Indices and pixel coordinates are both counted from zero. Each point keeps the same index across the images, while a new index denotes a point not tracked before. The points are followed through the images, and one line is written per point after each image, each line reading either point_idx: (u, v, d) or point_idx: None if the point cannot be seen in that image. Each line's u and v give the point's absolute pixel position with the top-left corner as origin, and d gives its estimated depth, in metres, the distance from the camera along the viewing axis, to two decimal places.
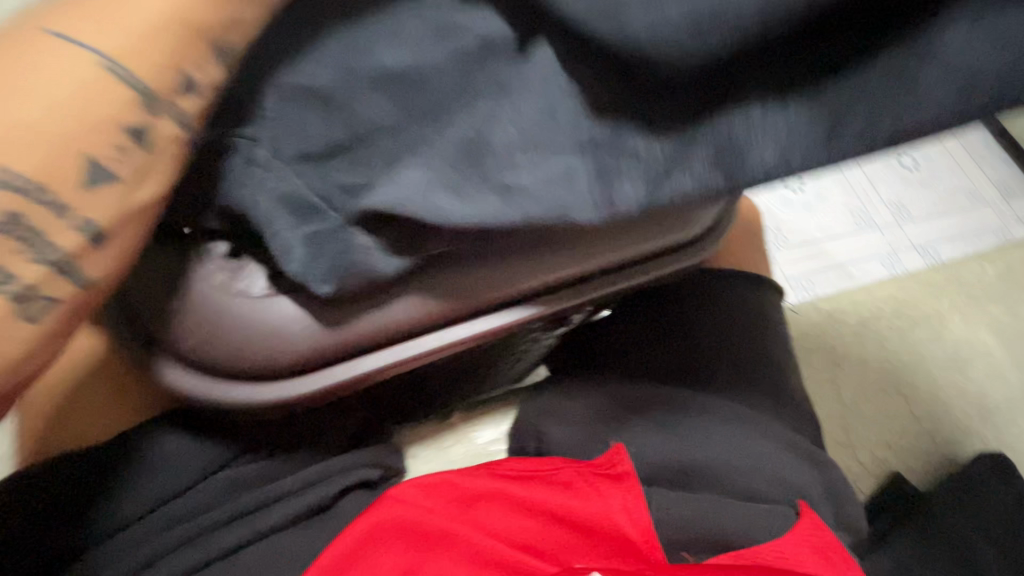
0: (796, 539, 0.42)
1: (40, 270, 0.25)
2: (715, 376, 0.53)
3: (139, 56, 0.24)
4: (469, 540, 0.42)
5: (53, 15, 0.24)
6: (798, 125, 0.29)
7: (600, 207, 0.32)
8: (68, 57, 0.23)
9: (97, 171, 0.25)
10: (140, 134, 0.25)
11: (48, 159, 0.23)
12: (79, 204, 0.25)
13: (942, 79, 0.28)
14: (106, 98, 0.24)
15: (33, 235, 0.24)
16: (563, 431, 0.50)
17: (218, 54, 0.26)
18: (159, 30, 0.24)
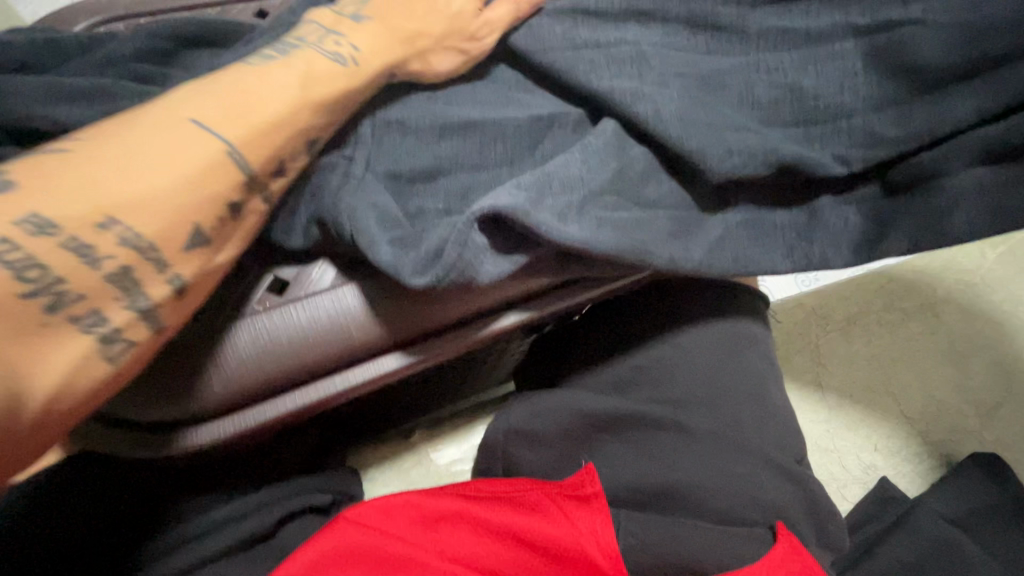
0: (771, 562, 0.40)
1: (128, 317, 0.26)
2: (687, 387, 0.48)
3: (258, 145, 0.30)
4: (428, 565, 0.40)
5: (187, 106, 0.29)
6: (769, 228, 0.40)
7: (686, 244, 0.38)
8: (203, 141, 0.28)
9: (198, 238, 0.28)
10: (237, 208, 0.30)
11: (171, 220, 0.27)
12: (176, 263, 0.27)
13: (838, 228, 0.41)
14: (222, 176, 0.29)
15: (133, 285, 0.26)
16: (532, 454, 0.48)
17: (310, 147, 0.33)
18: (281, 128, 0.31)
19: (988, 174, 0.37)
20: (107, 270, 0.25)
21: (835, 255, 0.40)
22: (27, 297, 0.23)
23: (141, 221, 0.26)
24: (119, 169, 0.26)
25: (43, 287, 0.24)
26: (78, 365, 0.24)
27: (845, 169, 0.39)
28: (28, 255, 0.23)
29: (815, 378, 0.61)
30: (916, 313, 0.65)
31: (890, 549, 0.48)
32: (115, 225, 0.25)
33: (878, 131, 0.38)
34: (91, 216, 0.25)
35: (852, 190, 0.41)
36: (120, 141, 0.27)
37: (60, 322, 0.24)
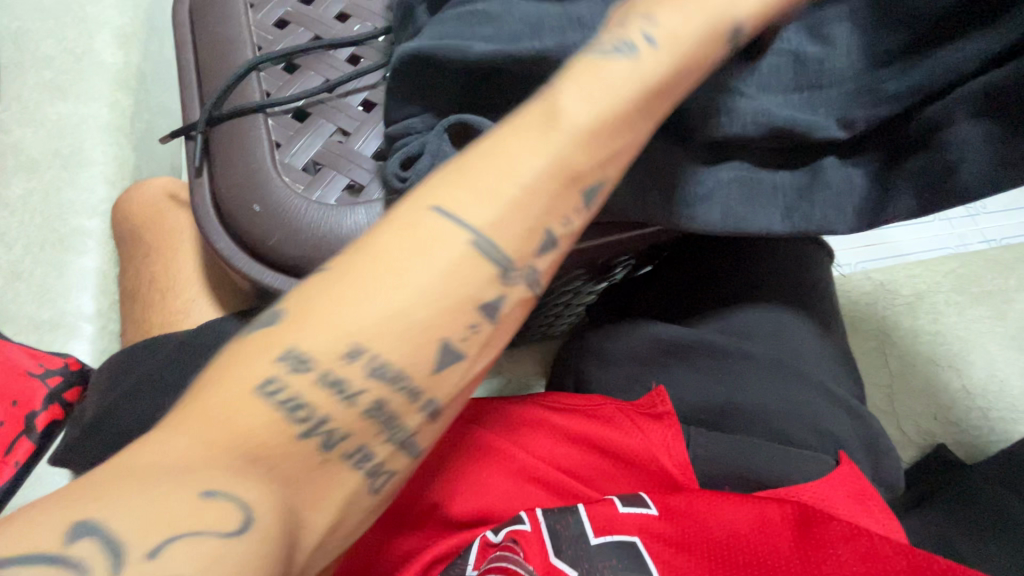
0: (835, 481, 0.42)
1: (391, 450, 0.24)
2: (755, 320, 0.52)
3: (412, 331, 0.24)
4: (514, 456, 0.44)
5: (358, 296, 0.23)
6: (824, 189, 0.40)
7: (780, 190, 0.41)
8: (381, 289, 0.24)
9: (551, 240, 0.27)
10: (465, 342, 0.25)
11: (516, 213, 0.26)
12: (434, 390, 0.25)
13: (842, 189, 0.40)
14: (580, 76, 0.29)
15: (396, 424, 0.24)
16: (607, 372, 0.52)
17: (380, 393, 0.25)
18: (461, 257, 0.25)
19: (972, 133, 0.35)
20: (361, 408, 0.23)
21: (837, 218, 0.41)
22: (302, 437, 0.22)
23: (506, 243, 0.26)
24: (357, 300, 0.23)
25: (312, 427, 0.23)
26: (345, 506, 0.23)
27: (846, 132, 0.39)
28: (288, 395, 0.22)
29: (879, 345, 0.66)
30: (970, 295, 0.68)
31: (945, 505, 0.51)
32: (361, 354, 0.23)
33: (879, 89, 0.37)
34: (340, 347, 0.23)
35: (851, 159, 0.41)
36: (371, 272, 0.24)
37: (332, 459, 0.23)
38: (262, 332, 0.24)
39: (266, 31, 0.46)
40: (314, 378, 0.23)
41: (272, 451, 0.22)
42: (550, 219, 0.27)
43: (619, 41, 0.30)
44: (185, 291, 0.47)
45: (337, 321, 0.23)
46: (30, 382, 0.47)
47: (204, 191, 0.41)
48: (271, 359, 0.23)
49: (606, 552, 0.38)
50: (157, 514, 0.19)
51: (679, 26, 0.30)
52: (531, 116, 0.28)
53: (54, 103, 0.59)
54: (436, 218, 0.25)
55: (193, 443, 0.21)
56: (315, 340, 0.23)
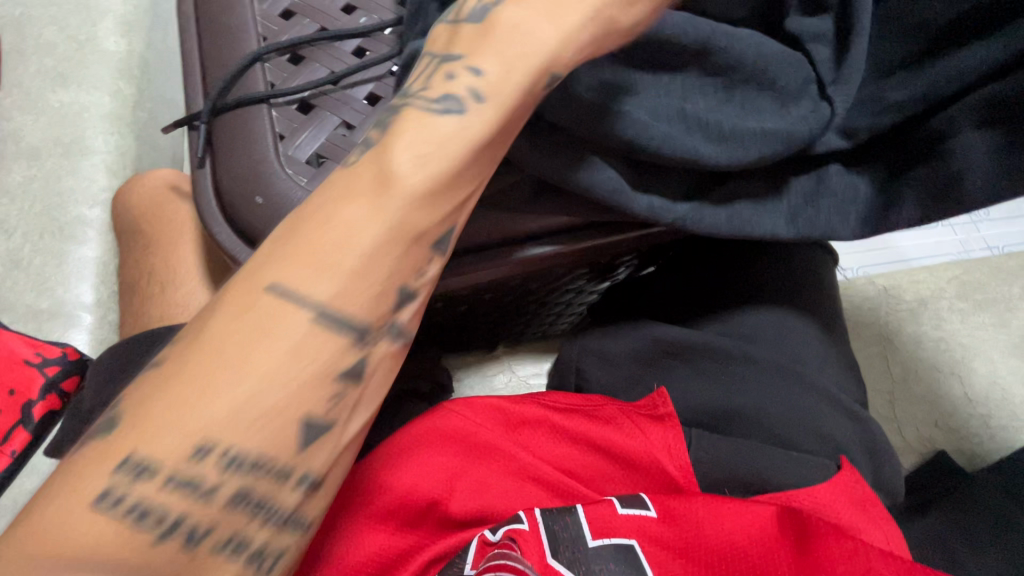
0: (838, 488, 0.42)
1: (273, 532, 0.24)
2: (756, 323, 0.51)
3: (255, 425, 0.23)
4: (514, 456, 0.44)
5: (193, 404, 0.23)
6: (829, 195, 0.40)
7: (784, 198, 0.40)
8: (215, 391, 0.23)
9: (406, 295, 0.27)
10: (340, 392, 0.25)
11: (354, 286, 0.26)
12: (301, 466, 0.24)
13: (847, 196, 0.40)
14: (416, 123, 0.29)
15: (265, 504, 0.24)
16: (607, 372, 0.52)
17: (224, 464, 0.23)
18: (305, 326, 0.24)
19: (979, 140, 0.35)
20: (221, 501, 0.23)
21: (841, 224, 0.40)
22: (160, 539, 0.22)
23: (350, 313, 0.25)
24: (184, 407, 0.23)
25: (165, 529, 0.22)
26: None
27: (848, 141, 0.38)
28: (129, 504, 0.22)
29: (881, 350, 0.65)
30: (971, 301, 0.68)
31: (946, 512, 0.51)
32: (213, 450, 0.23)
33: (883, 98, 0.37)
34: (186, 449, 0.22)
35: (854, 165, 0.40)
36: (182, 381, 0.23)
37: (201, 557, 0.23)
38: (95, 446, 0.23)
39: (271, 21, 0.45)
40: (159, 483, 0.22)
41: (139, 550, 0.22)
42: (401, 277, 0.27)
43: (444, 87, 0.30)
44: (184, 284, 0.46)
45: (174, 425, 0.23)
46: (30, 370, 0.47)
47: (206, 181, 0.41)
48: (109, 472, 0.22)
49: (604, 555, 0.37)
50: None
51: (500, 60, 0.30)
52: (362, 182, 0.28)
53: (57, 91, 0.59)
54: (269, 300, 0.24)
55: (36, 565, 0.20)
56: (155, 446, 0.22)
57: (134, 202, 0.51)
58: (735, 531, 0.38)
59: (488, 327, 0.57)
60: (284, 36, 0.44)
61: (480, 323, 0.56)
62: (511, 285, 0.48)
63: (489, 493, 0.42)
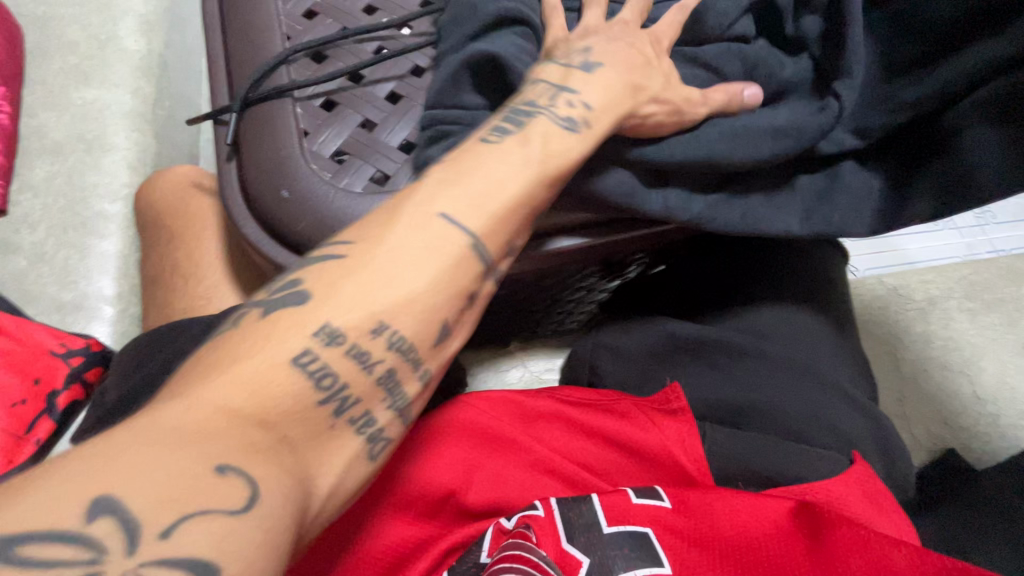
0: (849, 480, 0.42)
1: (391, 416, 0.28)
2: (767, 321, 0.52)
3: (418, 319, 0.28)
4: (529, 447, 0.45)
5: (377, 290, 0.27)
6: (842, 191, 0.41)
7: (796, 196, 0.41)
8: (398, 281, 0.28)
9: (515, 249, 0.33)
10: (469, 303, 0.30)
11: (496, 225, 0.31)
12: (429, 360, 0.29)
13: (860, 193, 0.41)
14: (543, 125, 0.34)
15: (396, 386, 0.28)
16: (619, 366, 0.53)
17: (391, 341, 0.27)
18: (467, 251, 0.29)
19: (993, 132, 0.35)
20: (376, 376, 0.27)
21: (855, 220, 0.41)
22: (321, 403, 0.25)
23: (492, 244, 0.30)
24: (373, 289, 0.27)
25: (332, 394, 0.26)
26: (343, 475, 0.26)
27: (861, 140, 0.40)
28: (318, 368, 0.25)
29: (891, 349, 0.66)
30: (980, 300, 0.68)
31: (957, 508, 0.51)
32: (384, 330, 0.27)
33: (895, 96, 0.38)
34: (368, 321, 0.27)
35: (868, 164, 0.41)
36: (371, 268, 0.28)
37: (342, 427, 0.26)
38: (288, 309, 0.26)
39: (295, 20, 0.46)
40: (343, 351, 0.26)
41: (298, 415, 0.25)
42: (519, 224, 0.32)
43: (562, 105, 0.35)
44: (207, 278, 0.47)
45: (360, 300, 0.27)
46: (54, 361, 0.47)
47: (234, 176, 0.42)
48: (307, 334, 0.26)
49: (619, 542, 0.38)
50: (165, 484, 0.20)
51: (605, 88, 0.37)
52: (511, 140, 0.33)
53: (80, 88, 0.60)
54: (444, 220, 0.29)
55: (211, 412, 0.23)
56: (342, 316, 0.26)
57: (158, 196, 0.52)
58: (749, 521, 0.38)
59: (501, 324, 0.58)
60: (308, 36, 0.45)
61: (494, 320, 0.57)
62: (526, 281, 0.49)
63: (506, 484, 0.43)
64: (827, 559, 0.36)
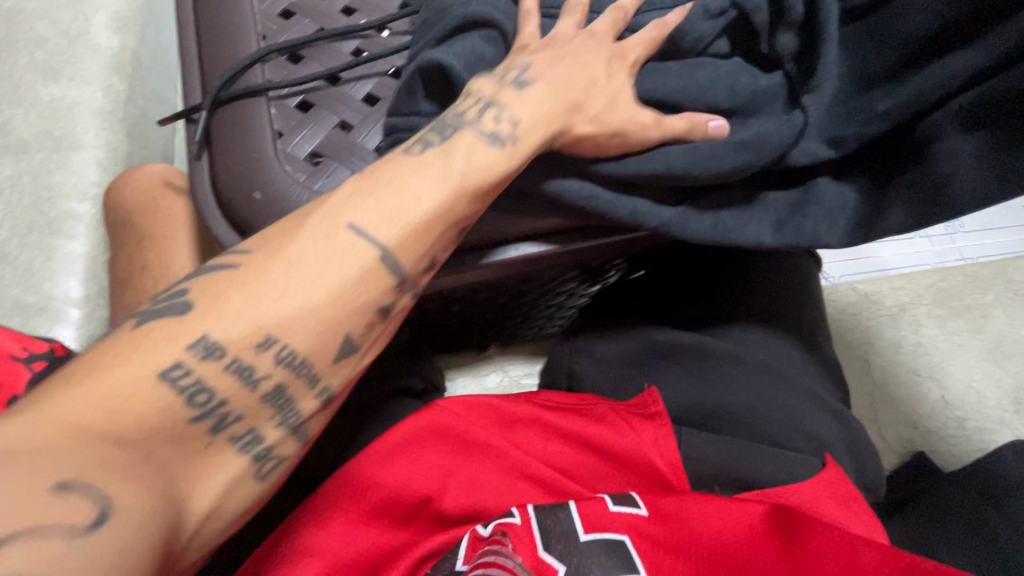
0: (821, 484, 0.43)
1: (281, 433, 0.29)
2: (744, 328, 0.52)
3: (313, 334, 0.29)
4: (506, 453, 0.44)
5: (266, 307, 0.28)
6: (814, 204, 0.41)
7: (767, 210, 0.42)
8: (287, 297, 0.29)
9: (432, 264, 0.34)
10: (374, 318, 0.31)
11: (409, 239, 0.32)
12: (328, 377, 0.30)
13: (834, 206, 0.41)
14: (467, 141, 0.35)
15: (287, 404, 0.29)
16: (598, 371, 0.53)
17: (279, 357, 0.29)
18: (369, 268, 0.31)
19: (966, 143, 0.36)
20: (264, 391, 0.29)
21: (829, 231, 0.41)
22: (196, 419, 0.27)
23: (402, 262, 0.32)
24: (265, 304, 0.28)
25: (209, 410, 0.27)
26: (229, 486, 0.27)
27: (836, 151, 0.40)
28: (194, 381, 0.27)
29: (863, 354, 0.67)
30: (947, 306, 0.70)
31: (925, 509, 0.52)
32: (272, 344, 0.28)
33: (868, 109, 0.38)
34: (251, 337, 0.28)
35: (841, 177, 0.42)
36: (266, 283, 0.29)
37: (221, 442, 0.28)
38: (169, 321, 0.28)
39: (271, 20, 0.45)
40: (222, 366, 0.27)
41: (166, 432, 0.26)
42: (434, 242, 0.33)
43: (489, 121, 0.36)
44: (177, 281, 0.46)
45: (247, 315, 0.28)
46: (16, 366, 0.45)
47: (204, 176, 0.41)
48: (182, 348, 0.27)
49: (594, 550, 0.38)
50: (8, 506, 0.20)
51: (537, 104, 0.37)
52: (429, 156, 0.34)
53: (47, 84, 0.58)
54: (345, 236, 0.30)
55: (64, 429, 0.23)
56: (224, 330, 0.28)
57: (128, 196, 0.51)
58: (725, 526, 0.39)
59: (480, 328, 0.58)
60: (284, 36, 0.45)
61: (472, 324, 0.57)
62: (505, 286, 0.49)
63: (481, 490, 0.43)
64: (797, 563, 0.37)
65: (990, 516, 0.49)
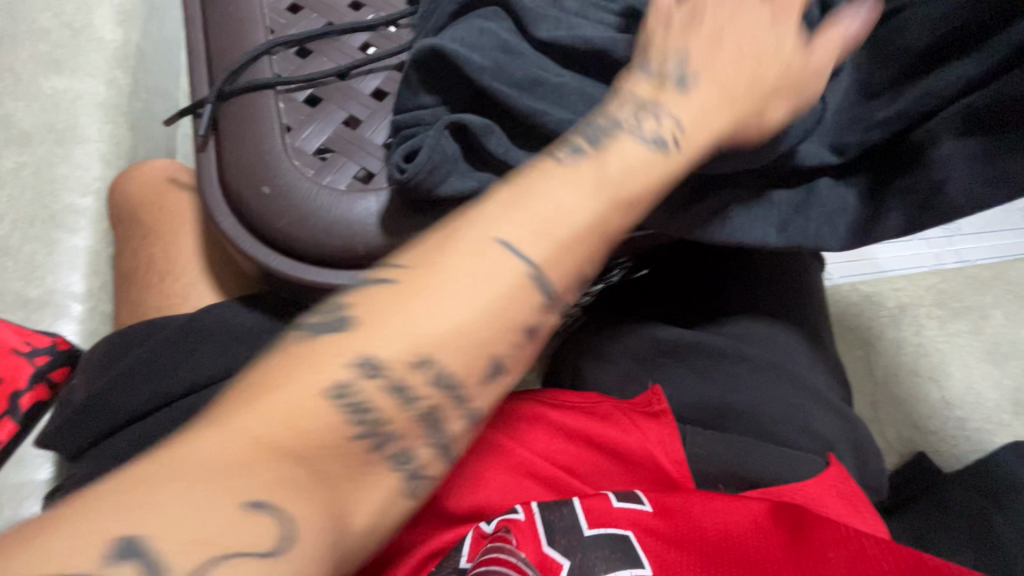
0: (826, 483, 0.43)
1: (433, 453, 0.26)
2: (750, 328, 0.53)
3: (469, 359, 0.26)
4: (510, 450, 0.45)
5: (426, 326, 0.26)
6: (815, 204, 0.41)
7: (768, 210, 0.41)
8: (450, 316, 0.26)
9: (582, 282, 0.30)
10: (530, 331, 0.28)
11: (562, 255, 0.29)
12: (476, 397, 0.27)
13: (835, 208, 0.41)
14: (623, 148, 0.32)
15: (439, 423, 0.26)
16: (603, 371, 0.53)
17: (433, 380, 0.25)
18: (526, 287, 0.28)
19: (961, 148, 0.36)
20: (418, 409, 0.25)
21: (830, 234, 0.41)
22: (357, 437, 0.24)
23: (553, 281, 0.28)
24: (426, 320, 0.26)
25: (371, 428, 0.24)
26: (381, 504, 0.24)
27: (838, 157, 0.40)
28: (356, 398, 0.24)
29: (864, 354, 0.68)
30: (948, 307, 0.71)
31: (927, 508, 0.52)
32: (428, 364, 0.25)
33: (870, 117, 0.39)
34: (410, 355, 0.25)
35: (843, 179, 0.42)
36: (432, 294, 0.26)
37: (374, 464, 0.24)
38: (331, 337, 0.25)
39: (279, 14, 0.45)
40: (378, 380, 0.25)
41: (330, 450, 0.23)
42: (592, 258, 0.30)
43: (650, 129, 0.33)
44: (183, 275, 0.46)
45: (407, 333, 0.25)
46: (19, 360, 0.45)
47: (211, 170, 0.41)
48: (344, 365, 0.24)
49: (598, 545, 0.38)
50: (206, 521, 0.20)
51: (702, 106, 0.34)
52: (583, 163, 0.31)
53: (50, 77, 0.58)
54: (499, 252, 0.27)
55: (248, 443, 0.21)
56: (387, 348, 0.25)
57: (133, 189, 0.51)
58: (727, 519, 0.39)
59: None
60: (292, 30, 0.45)
61: None
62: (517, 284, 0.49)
63: (486, 486, 0.42)
64: (809, 558, 0.36)
65: (989, 516, 0.49)
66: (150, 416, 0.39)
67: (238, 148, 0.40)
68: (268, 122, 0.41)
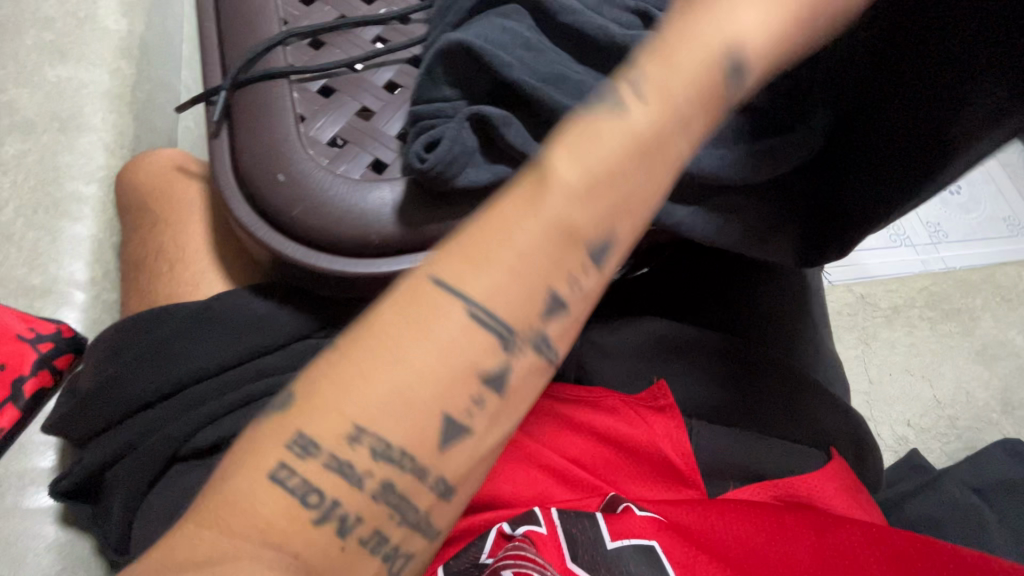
0: (836, 478, 0.44)
1: (407, 531, 0.22)
2: (750, 327, 0.54)
3: (407, 430, 0.21)
4: (519, 442, 0.45)
5: (357, 398, 0.21)
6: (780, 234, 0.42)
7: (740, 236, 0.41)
8: (370, 387, 0.21)
9: (559, 303, 0.24)
10: (493, 393, 0.23)
11: (514, 294, 0.23)
12: (438, 468, 0.22)
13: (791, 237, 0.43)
14: (588, 138, 0.25)
15: (403, 500, 0.22)
16: (609, 365, 0.52)
17: (372, 454, 0.21)
18: (466, 340, 0.22)
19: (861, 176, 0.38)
20: (371, 489, 0.21)
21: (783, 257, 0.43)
22: (319, 522, 0.21)
23: (504, 320, 0.23)
24: (354, 390, 0.21)
25: (328, 510, 0.21)
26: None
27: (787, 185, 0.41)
28: (298, 484, 0.20)
29: (860, 352, 0.69)
30: (938, 308, 0.72)
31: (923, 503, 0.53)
32: (365, 436, 0.21)
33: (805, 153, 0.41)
34: (342, 428, 0.21)
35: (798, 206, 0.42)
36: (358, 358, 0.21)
37: (351, 549, 0.21)
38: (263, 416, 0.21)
39: (292, 5, 0.45)
40: (325, 462, 0.21)
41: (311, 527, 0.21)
42: (562, 280, 0.24)
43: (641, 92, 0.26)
44: (194, 263, 0.46)
45: (336, 406, 0.21)
46: (23, 345, 0.46)
47: (225, 158, 0.41)
48: (280, 445, 0.21)
49: (627, 557, 0.37)
50: None
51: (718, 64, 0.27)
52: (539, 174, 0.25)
53: (54, 66, 0.57)
54: (433, 295, 0.22)
55: (221, 529, 0.20)
56: (317, 421, 0.21)
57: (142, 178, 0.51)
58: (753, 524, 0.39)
59: None
60: (306, 22, 0.45)
61: None
62: None
63: (497, 475, 0.43)
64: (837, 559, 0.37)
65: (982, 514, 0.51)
66: (163, 402, 0.40)
67: (253, 136, 0.40)
68: (283, 111, 0.41)
